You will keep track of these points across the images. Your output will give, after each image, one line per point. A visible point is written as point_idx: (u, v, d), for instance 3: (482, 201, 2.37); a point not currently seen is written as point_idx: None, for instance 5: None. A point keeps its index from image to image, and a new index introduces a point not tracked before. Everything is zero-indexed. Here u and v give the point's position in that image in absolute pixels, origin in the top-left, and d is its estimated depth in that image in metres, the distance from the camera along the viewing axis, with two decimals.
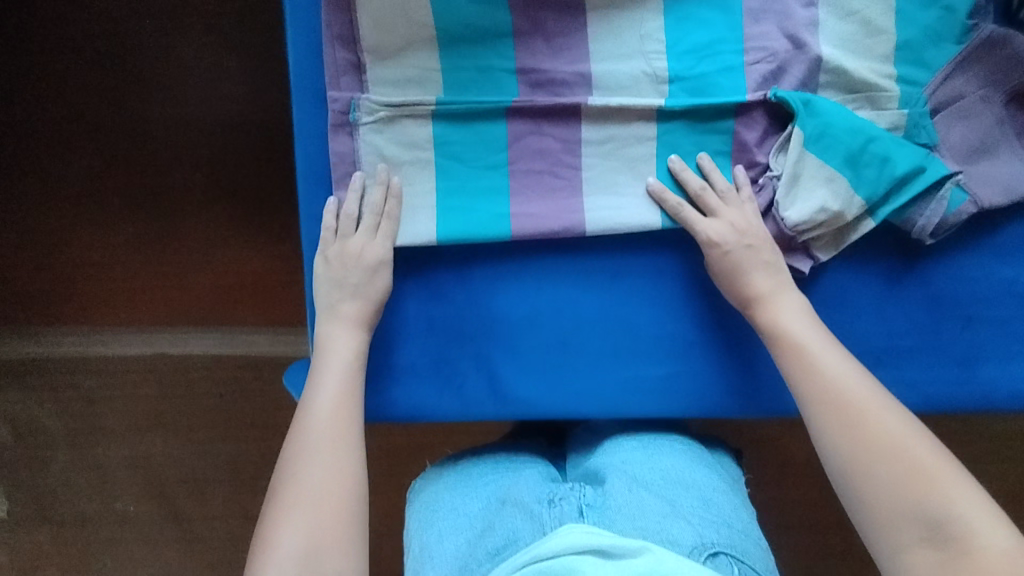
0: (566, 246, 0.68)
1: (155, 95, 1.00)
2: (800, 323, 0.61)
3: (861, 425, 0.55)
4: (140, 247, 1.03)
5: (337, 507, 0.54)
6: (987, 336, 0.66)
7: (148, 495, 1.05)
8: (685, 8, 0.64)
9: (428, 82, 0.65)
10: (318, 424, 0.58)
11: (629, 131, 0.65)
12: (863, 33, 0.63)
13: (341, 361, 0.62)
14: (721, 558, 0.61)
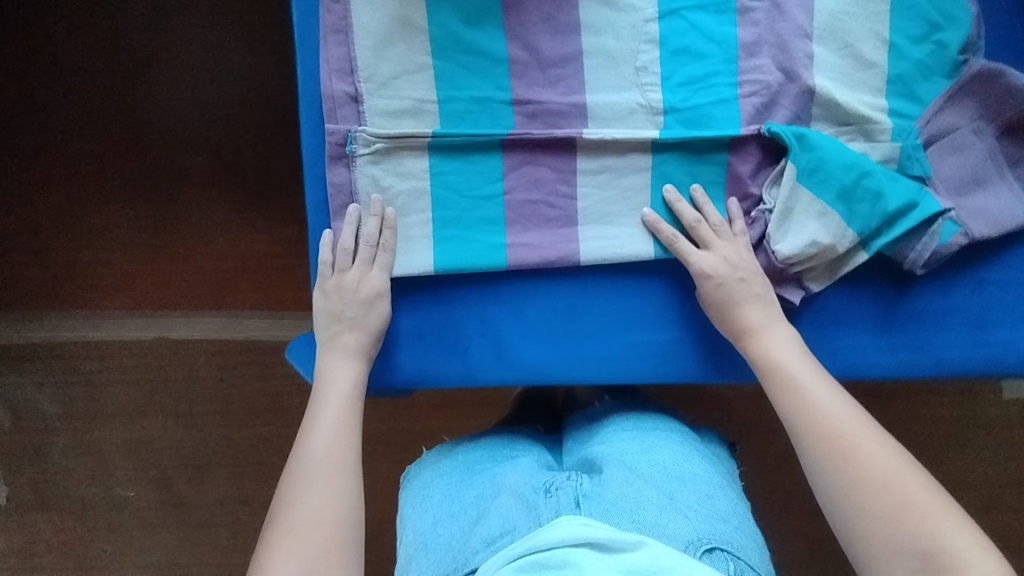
0: (559, 273, 0.69)
1: (167, 97, 1.06)
2: (790, 353, 0.61)
3: (847, 453, 0.54)
4: (146, 233, 1.08)
5: (331, 529, 0.55)
6: (997, 300, 0.66)
7: (152, 482, 1.09)
8: (680, 42, 0.64)
9: (423, 114, 0.66)
10: (318, 448, 0.60)
11: (624, 162, 0.66)
12: (854, 67, 0.64)
13: (342, 390, 0.64)
14: (717, 554, 0.61)
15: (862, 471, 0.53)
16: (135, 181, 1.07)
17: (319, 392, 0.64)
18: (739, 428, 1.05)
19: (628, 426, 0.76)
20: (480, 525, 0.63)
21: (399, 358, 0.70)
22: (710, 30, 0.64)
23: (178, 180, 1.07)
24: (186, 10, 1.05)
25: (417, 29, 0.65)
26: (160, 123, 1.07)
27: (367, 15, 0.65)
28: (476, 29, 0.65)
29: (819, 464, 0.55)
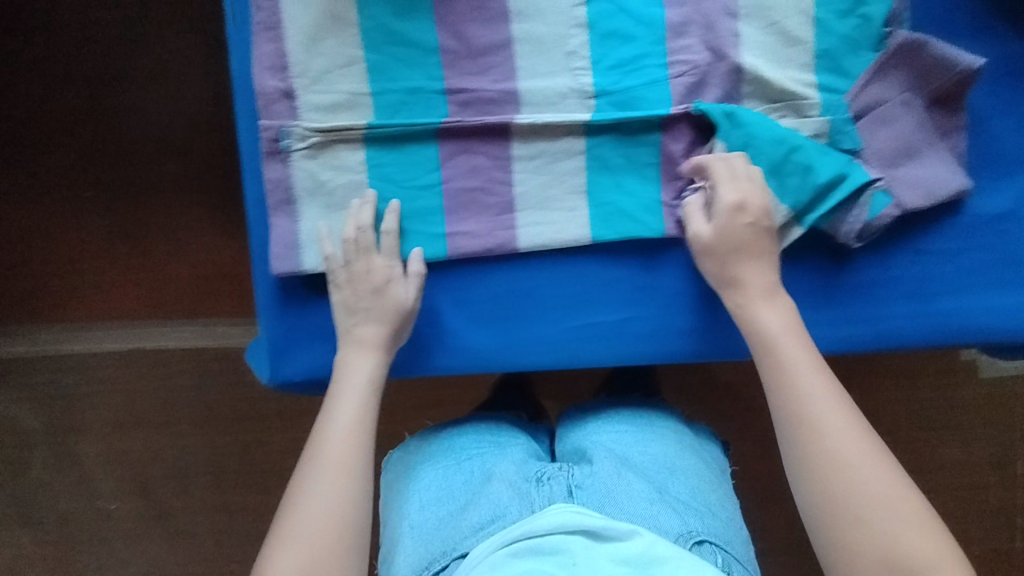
0: (500, 261, 0.69)
1: (123, 102, 1.05)
2: (783, 336, 0.59)
3: (832, 454, 0.53)
4: (112, 245, 1.07)
5: (337, 530, 0.56)
6: (977, 265, 0.67)
7: (131, 491, 1.09)
8: (609, 24, 0.64)
9: (358, 106, 0.66)
10: (332, 447, 0.59)
11: (557, 147, 0.67)
12: (782, 43, 0.64)
13: (357, 383, 0.63)
14: (706, 546, 0.63)
15: (840, 475, 0.53)
16: (99, 194, 1.06)
17: (336, 380, 0.64)
18: (710, 408, 1.06)
19: (623, 418, 0.77)
20: (471, 513, 0.64)
21: None
22: (638, 12, 0.64)
23: (141, 189, 1.06)
24: (133, 17, 1.04)
25: (347, 23, 0.65)
26: (118, 135, 1.06)
27: (297, 11, 0.65)
28: (407, 20, 0.65)
29: (802, 456, 0.55)
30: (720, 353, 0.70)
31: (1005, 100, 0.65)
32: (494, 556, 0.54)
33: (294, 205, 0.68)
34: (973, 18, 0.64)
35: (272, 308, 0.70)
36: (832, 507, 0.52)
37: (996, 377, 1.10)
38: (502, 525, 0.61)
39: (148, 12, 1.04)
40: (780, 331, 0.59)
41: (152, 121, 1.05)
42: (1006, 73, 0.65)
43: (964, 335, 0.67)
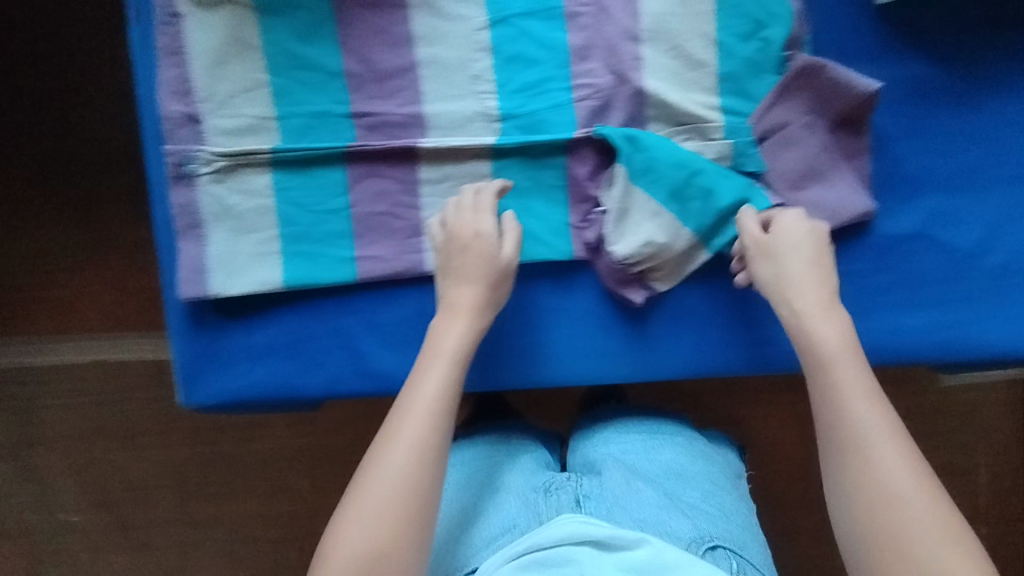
0: (410, 283, 0.70)
1: (67, 110, 1.02)
2: (841, 347, 0.56)
3: (870, 466, 0.52)
4: (66, 255, 1.04)
5: (411, 513, 0.52)
6: (994, 287, 0.67)
7: (94, 503, 1.09)
8: (512, 48, 0.64)
9: (263, 130, 0.66)
10: (413, 426, 0.55)
11: (464, 170, 0.67)
12: (685, 66, 0.64)
13: (456, 354, 0.59)
14: (719, 551, 0.61)
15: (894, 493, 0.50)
16: (46, 203, 1.04)
17: (426, 352, 0.59)
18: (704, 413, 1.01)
19: (634, 427, 0.76)
20: (485, 523, 0.63)
21: (271, 376, 0.71)
22: (541, 36, 0.64)
23: (83, 203, 1.04)
24: (72, 23, 1.01)
25: (251, 47, 0.65)
26: (60, 144, 1.03)
27: (200, 36, 0.64)
28: (310, 44, 0.64)
29: (848, 468, 0.53)
30: (637, 377, 0.68)
31: (908, 123, 0.66)
32: (502, 569, 0.54)
33: (201, 229, 0.68)
34: (876, 40, 0.64)
35: (184, 333, 0.71)
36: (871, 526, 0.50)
37: (956, 386, 1.07)
38: (509, 538, 0.60)
39: (82, 23, 1.01)
40: (836, 345, 0.56)
41: (91, 135, 1.03)
42: (909, 96, 0.65)
43: (969, 357, 0.67)
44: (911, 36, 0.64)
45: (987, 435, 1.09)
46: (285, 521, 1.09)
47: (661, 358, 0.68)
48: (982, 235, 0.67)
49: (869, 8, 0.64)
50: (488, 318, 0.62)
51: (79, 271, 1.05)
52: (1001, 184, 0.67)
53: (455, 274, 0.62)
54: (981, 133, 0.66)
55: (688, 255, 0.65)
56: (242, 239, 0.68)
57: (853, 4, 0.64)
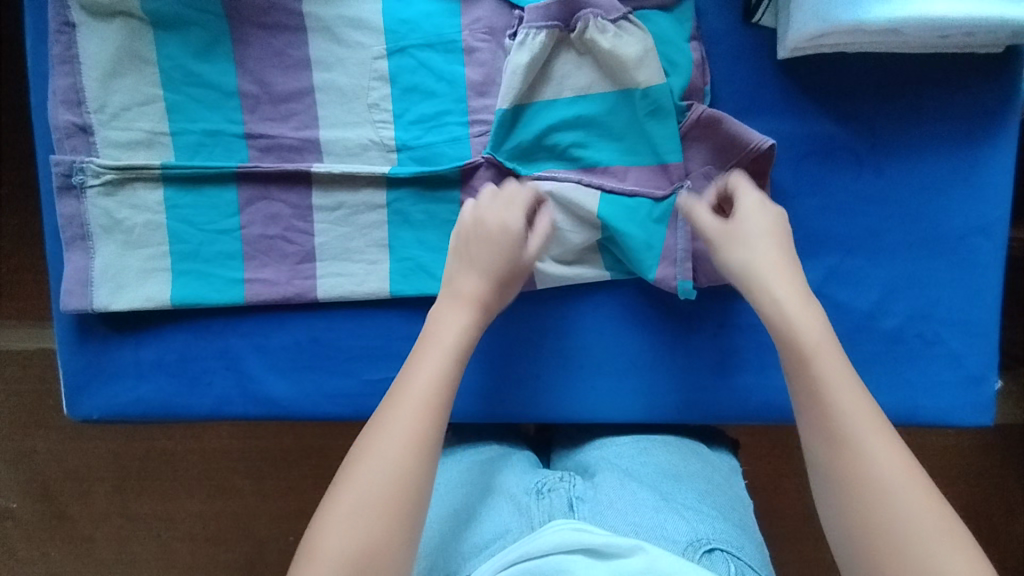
0: (304, 308, 0.68)
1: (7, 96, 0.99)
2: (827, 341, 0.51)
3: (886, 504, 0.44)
4: (11, 241, 1.02)
5: (402, 506, 0.47)
6: (982, 339, 0.64)
7: (31, 494, 1.04)
8: (409, 80, 0.65)
9: (156, 145, 0.65)
10: (405, 419, 0.50)
11: (358, 199, 0.66)
12: (582, 108, 0.64)
13: (449, 342, 0.54)
14: (716, 554, 0.54)
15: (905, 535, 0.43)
16: None
17: (423, 340, 0.54)
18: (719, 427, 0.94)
19: (625, 429, 0.71)
20: (470, 532, 0.58)
21: (157, 393, 0.68)
22: (439, 68, 0.65)
23: (8, 194, 1.01)
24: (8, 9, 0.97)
25: (145, 61, 0.64)
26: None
27: (94, 46, 0.63)
28: (206, 62, 0.64)
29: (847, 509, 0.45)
30: (529, 417, 0.68)
31: (809, 180, 0.64)
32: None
33: (89, 242, 0.66)
34: (776, 93, 0.64)
35: (70, 344, 0.69)
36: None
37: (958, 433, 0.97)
38: (502, 544, 0.56)
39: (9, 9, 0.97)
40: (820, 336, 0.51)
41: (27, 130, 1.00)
42: (810, 152, 0.64)
43: (950, 414, 0.64)
44: (812, 90, 0.64)
45: (981, 484, 0.96)
46: (228, 524, 1.03)
47: (554, 396, 0.67)
48: (878, 296, 0.64)
49: (771, 61, 0.64)
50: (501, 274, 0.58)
51: (7, 262, 1.02)
52: (899, 245, 0.64)
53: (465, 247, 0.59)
54: (880, 192, 0.64)
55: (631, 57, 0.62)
56: (130, 253, 0.66)
57: (751, 57, 0.65)
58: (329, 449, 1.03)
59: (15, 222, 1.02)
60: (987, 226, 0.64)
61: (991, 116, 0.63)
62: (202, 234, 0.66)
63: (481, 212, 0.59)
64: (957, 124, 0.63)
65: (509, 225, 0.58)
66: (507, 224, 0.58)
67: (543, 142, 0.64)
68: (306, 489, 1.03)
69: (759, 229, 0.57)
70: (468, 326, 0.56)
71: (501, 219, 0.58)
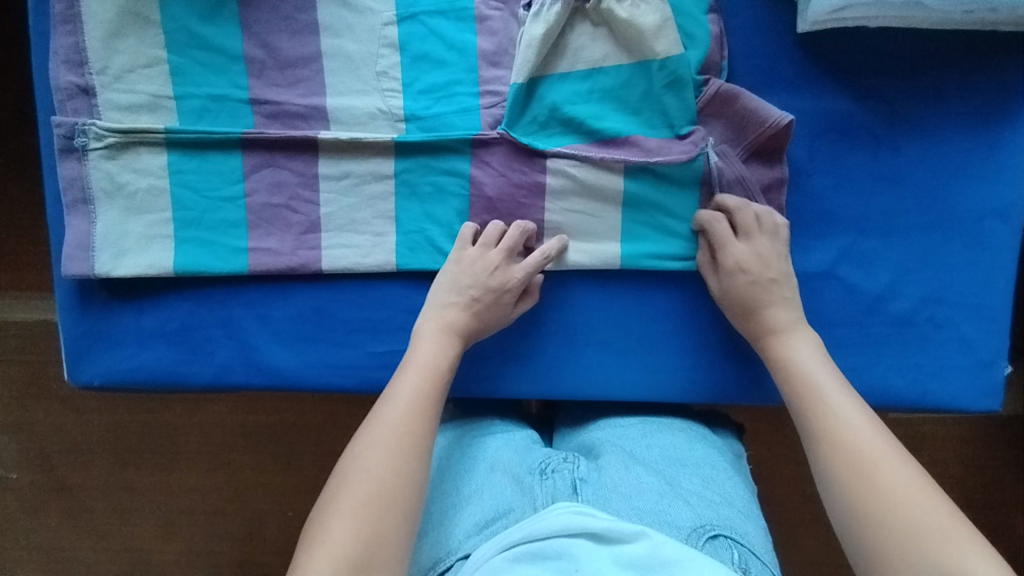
0: (308, 278, 0.67)
1: (18, 57, 0.99)
2: (812, 356, 0.58)
3: (874, 493, 0.49)
4: (14, 206, 1.01)
5: (404, 500, 0.51)
6: (991, 322, 0.64)
7: (31, 461, 1.04)
8: (419, 49, 0.63)
9: (159, 109, 0.64)
10: (398, 427, 0.54)
11: (364, 168, 0.65)
12: (597, 81, 0.63)
13: (433, 361, 0.59)
14: (720, 541, 0.54)
15: (894, 495, 0.48)
16: None
17: (405, 363, 0.59)
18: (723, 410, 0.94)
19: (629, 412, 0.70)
20: (471, 510, 0.58)
21: (157, 360, 0.68)
22: (450, 37, 0.63)
23: (16, 156, 1.00)
24: None
25: (150, 22, 0.63)
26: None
27: (97, 5, 0.62)
28: (212, 24, 0.63)
29: (843, 497, 0.50)
30: (534, 393, 0.67)
31: (825, 158, 0.63)
32: (493, 560, 0.49)
33: (90, 206, 0.65)
34: (793, 69, 0.63)
35: (71, 309, 0.68)
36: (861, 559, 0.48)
37: (965, 421, 0.97)
38: (505, 523, 0.55)
39: None
40: (807, 358, 0.58)
41: (30, 96, 1.00)
42: (826, 130, 0.63)
43: (959, 397, 0.64)
44: (830, 67, 0.63)
45: (982, 474, 0.96)
46: (228, 496, 1.03)
47: (559, 373, 0.67)
48: (890, 278, 0.63)
49: (789, 36, 0.63)
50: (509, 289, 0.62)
51: (8, 230, 1.01)
52: (913, 228, 0.63)
53: (453, 276, 0.62)
54: (896, 173, 0.63)
55: (650, 33, 0.60)
56: (133, 219, 0.65)
57: (769, 32, 0.63)
58: (331, 423, 1.03)
59: (16, 189, 1.01)
60: (1003, 209, 0.63)
61: (1012, 97, 0.62)
62: (205, 201, 0.65)
63: (469, 256, 0.62)
64: (975, 105, 0.62)
65: (496, 271, 0.61)
66: (495, 269, 0.61)
67: (558, 114, 0.63)
68: (307, 462, 1.03)
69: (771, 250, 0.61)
70: (454, 349, 0.61)
71: (487, 263, 0.62)
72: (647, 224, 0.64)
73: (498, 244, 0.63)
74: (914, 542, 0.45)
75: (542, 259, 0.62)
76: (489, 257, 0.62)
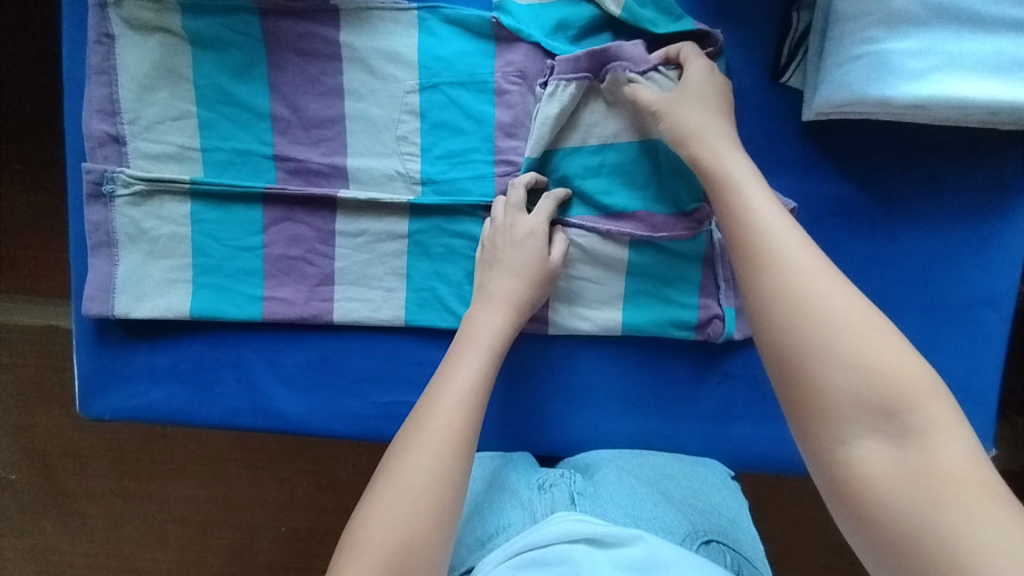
0: (319, 328, 0.69)
1: (51, 81, 1.02)
2: (753, 185, 0.56)
3: (828, 342, 0.45)
4: (38, 222, 1.04)
5: (440, 502, 0.50)
6: (977, 404, 0.65)
7: (33, 468, 1.06)
8: (439, 116, 0.66)
9: (186, 160, 0.67)
10: (444, 417, 0.54)
11: (380, 227, 0.67)
12: (609, 159, 0.65)
13: (490, 346, 0.59)
14: (713, 545, 0.58)
15: (846, 342, 0.45)
16: (14, 168, 1.03)
17: (457, 346, 0.59)
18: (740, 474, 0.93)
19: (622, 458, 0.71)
20: (473, 526, 0.60)
21: (168, 397, 0.70)
22: (469, 107, 0.66)
23: (42, 175, 1.03)
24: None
25: (181, 77, 0.65)
26: (29, 110, 1.02)
27: (132, 58, 0.65)
28: (241, 82, 0.66)
29: (795, 345, 0.47)
30: (533, 448, 0.69)
31: (824, 240, 0.66)
32: (496, 569, 0.50)
33: (113, 249, 0.67)
34: (797, 154, 0.65)
35: (88, 344, 0.70)
36: (804, 394, 0.45)
37: None
38: (504, 538, 0.57)
39: None
40: (743, 180, 0.56)
41: (55, 115, 1.02)
42: (827, 213, 0.65)
43: None
44: (833, 154, 0.65)
45: None
46: (225, 516, 1.05)
47: (558, 429, 0.69)
48: None
49: (795, 122, 0.65)
50: (535, 303, 0.62)
51: (28, 246, 1.04)
52: (907, 309, 0.65)
53: (487, 260, 0.63)
54: (893, 257, 0.65)
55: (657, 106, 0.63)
56: (153, 263, 0.68)
57: (776, 118, 0.66)
58: (333, 455, 1.04)
59: (36, 206, 1.03)
60: (994, 297, 0.65)
61: (1007, 191, 0.64)
62: (224, 248, 0.68)
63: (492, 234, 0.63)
64: (972, 196, 0.64)
65: (517, 227, 0.63)
66: (515, 228, 0.63)
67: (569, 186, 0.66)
68: (306, 491, 1.04)
69: (703, 84, 0.61)
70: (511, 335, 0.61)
71: (507, 229, 0.63)
72: (650, 294, 0.67)
73: (507, 208, 0.64)
74: (880, 384, 0.43)
75: (550, 202, 0.64)
76: (501, 223, 0.63)
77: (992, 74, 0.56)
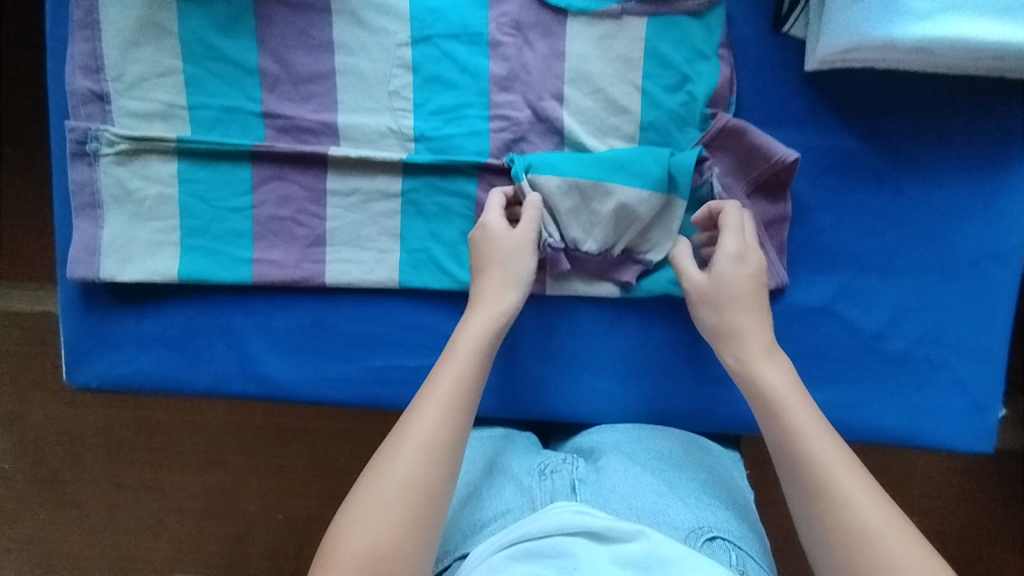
0: (310, 290, 0.67)
1: (36, 52, 1.00)
2: (795, 397, 0.53)
3: None
4: (26, 198, 1.01)
5: (415, 510, 0.47)
6: (987, 362, 0.64)
7: (24, 452, 1.04)
8: (432, 70, 0.64)
9: (173, 118, 0.65)
10: (427, 423, 0.51)
11: (372, 185, 0.65)
12: (607, 110, 0.64)
13: (477, 346, 0.56)
14: (718, 543, 0.52)
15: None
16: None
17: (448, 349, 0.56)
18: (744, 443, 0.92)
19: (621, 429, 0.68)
20: (469, 511, 0.58)
21: (156, 364, 0.68)
22: (462, 60, 0.64)
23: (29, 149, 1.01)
24: None
25: (167, 32, 0.64)
26: (14, 83, 1.00)
27: (115, 12, 0.63)
28: (228, 36, 0.64)
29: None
30: (531, 414, 0.68)
31: (828, 195, 0.64)
32: (490, 560, 0.46)
33: (98, 211, 0.66)
34: (800, 107, 0.64)
35: (73, 311, 0.68)
36: None
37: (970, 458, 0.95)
38: (501, 522, 0.54)
39: None
40: (785, 393, 0.53)
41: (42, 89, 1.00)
42: (830, 167, 0.64)
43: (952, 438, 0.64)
44: (836, 105, 0.63)
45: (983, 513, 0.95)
46: (219, 498, 1.03)
47: (556, 394, 0.67)
48: (888, 317, 0.64)
49: (797, 73, 0.64)
50: (511, 299, 0.59)
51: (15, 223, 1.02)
52: (914, 267, 0.64)
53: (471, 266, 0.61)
54: (899, 213, 0.63)
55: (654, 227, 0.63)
56: (140, 225, 0.66)
57: (778, 70, 0.64)
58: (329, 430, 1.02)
59: (24, 183, 1.01)
60: (1002, 253, 0.63)
61: (1014, 142, 0.62)
62: (213, 210, 0.66)
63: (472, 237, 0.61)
64: (979, 148, 0.63)
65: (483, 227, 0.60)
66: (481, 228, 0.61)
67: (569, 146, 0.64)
68: (302, 469, 1.02)
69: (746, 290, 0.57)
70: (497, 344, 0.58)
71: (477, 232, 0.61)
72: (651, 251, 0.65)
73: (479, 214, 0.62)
74: None
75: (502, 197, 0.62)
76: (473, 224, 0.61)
77: (1000, 16, 0.54)
